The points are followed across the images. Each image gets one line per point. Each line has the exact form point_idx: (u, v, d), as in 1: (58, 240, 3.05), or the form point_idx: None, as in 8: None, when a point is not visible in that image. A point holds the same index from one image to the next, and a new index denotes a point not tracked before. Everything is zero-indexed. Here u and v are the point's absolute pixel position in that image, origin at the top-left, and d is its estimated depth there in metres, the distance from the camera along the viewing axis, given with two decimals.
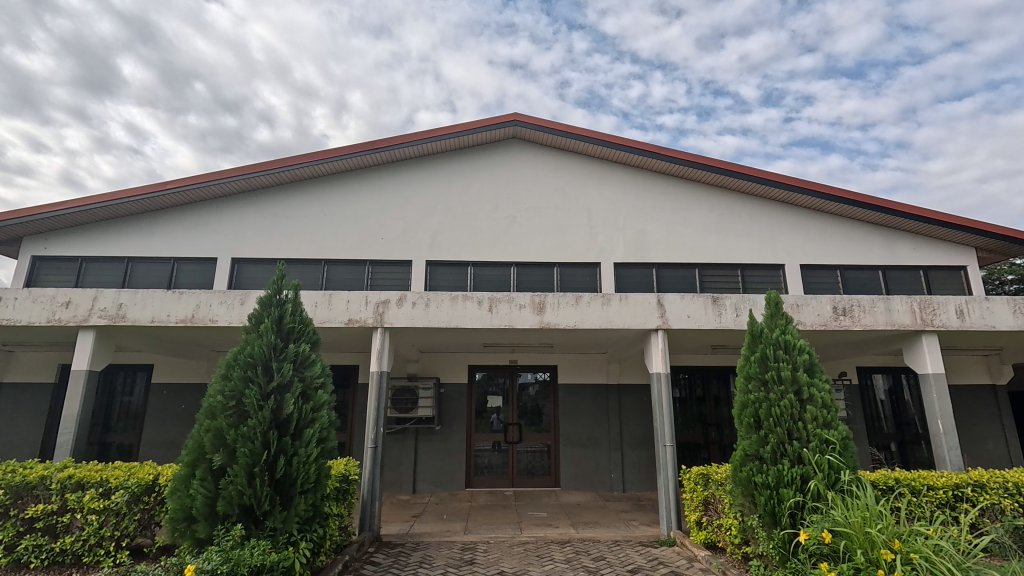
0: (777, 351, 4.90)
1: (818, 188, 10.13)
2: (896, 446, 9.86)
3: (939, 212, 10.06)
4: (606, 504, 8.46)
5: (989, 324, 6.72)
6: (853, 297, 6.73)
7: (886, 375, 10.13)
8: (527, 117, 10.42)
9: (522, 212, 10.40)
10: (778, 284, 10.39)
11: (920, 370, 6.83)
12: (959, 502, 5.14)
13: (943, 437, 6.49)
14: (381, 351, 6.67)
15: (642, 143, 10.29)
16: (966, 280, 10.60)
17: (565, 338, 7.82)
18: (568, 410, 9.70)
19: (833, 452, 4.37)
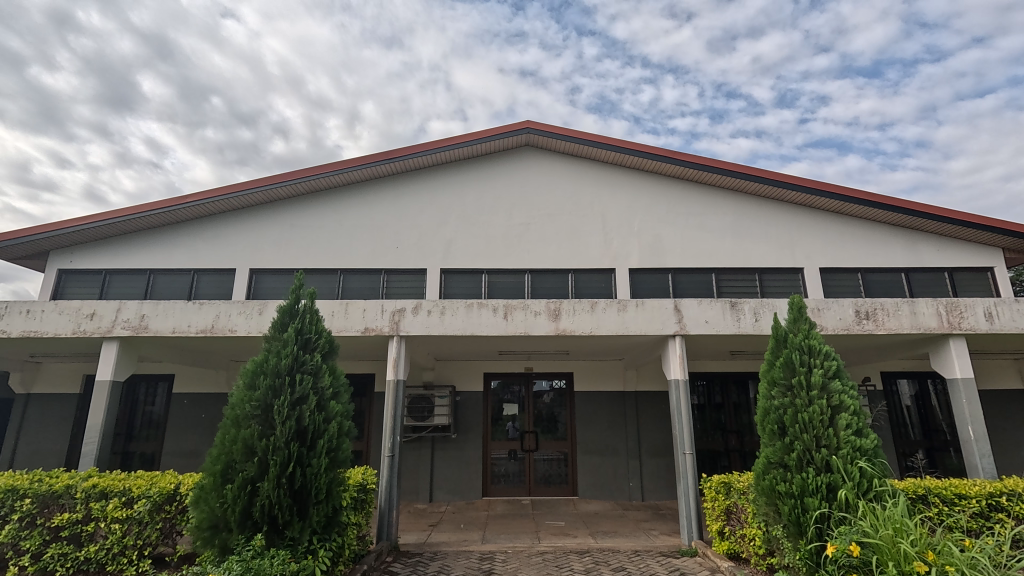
0: (799, 356, 4.79)
1: (838, 190, 9.98)
2: (924, 453, 9.58)
3: (962, 212, 9.83)
4: (625, 513, 8.35)
5: (1020, 326, 6.51)
6: (877, 300, 6.58)
7: (912, 381, 9.87)
8: (540, 124, 10.45)
9: (536, 219, 10.40)
10: (797, 287, 10.21)
11: (949, 374, 6.63)
12: (994, 512, 4.97)
13: (974, 445, 6.28)
14: (397, 359, 6.68)
15: (655, 148, 10.25)
16: (994, 282, 10.31)
17: (582, 344, 7.77)
18: (586, 417, 9.62)
19: (863, 460, 4.24)
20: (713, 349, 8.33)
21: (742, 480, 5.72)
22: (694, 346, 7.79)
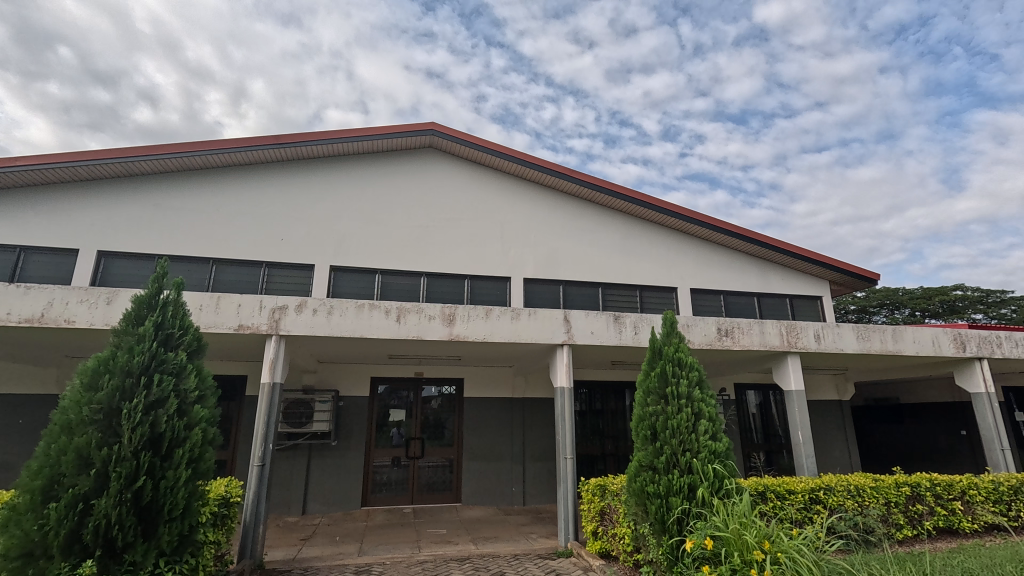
0: (671, 367, 5.26)
1: (709, 220, 11.19)
2: (764, 454, 11.01)
3: (802, 248, 11.56)
4: (507, 518, 8.50)
5: (839, 347, 7.76)
6: (734, 319, 7.45)
7: (757, 391, 11.32)
8: (444, 127, 10.39)
9: (436, 222, 10.29)
10: (671, 305, 11.22)
11: (785, 386, 7.71)
12: (814, 504, 5.86)
13: (802, 447, 7.35)
14: (275, 360, 6.18)
15: (554, 165, 10.69)
16: (822, 309, 12.23)
17: (474, 351, 7.79)
18: (473, 424, 9.66)
19: (717, 462, 4.76)
20: (596, 359, 8.82)
21: (616, 482, 6.11)
22: (579, 355, 8.21)
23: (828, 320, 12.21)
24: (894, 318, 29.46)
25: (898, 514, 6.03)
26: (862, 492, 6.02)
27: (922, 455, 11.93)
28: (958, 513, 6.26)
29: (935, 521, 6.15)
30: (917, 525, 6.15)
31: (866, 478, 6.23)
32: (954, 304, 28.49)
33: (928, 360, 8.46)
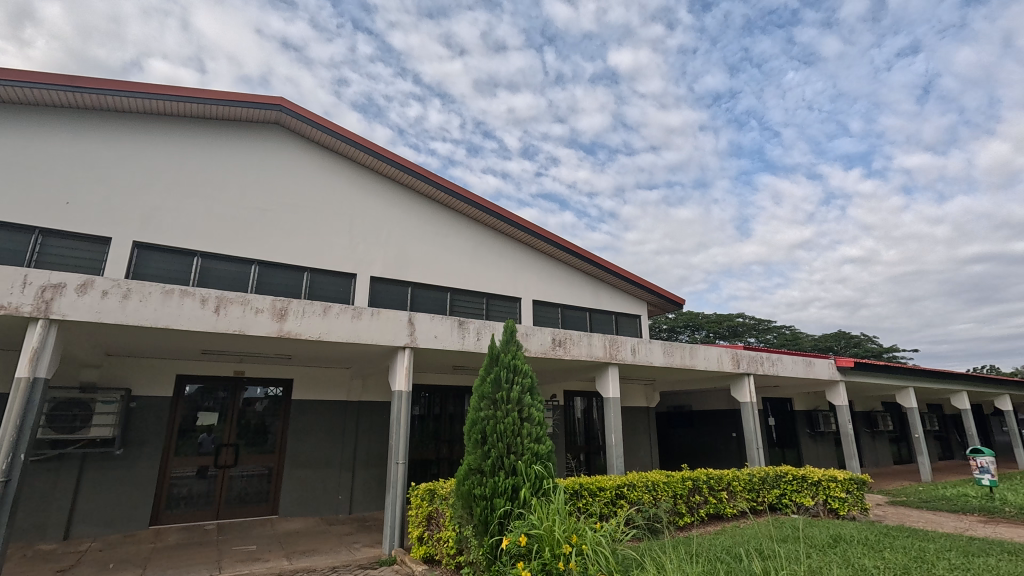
0: (505, 374, 5.55)
1: (553, 238, 12.47)
2: (584, 455, 12.43)
3: (626, 271, 13.50)
4: (328, 529, 8.37)
5: (648, 359, 9.07)
6: (567, 331, 8.27)
7: (583, 398, 12.81)
8: (300, 109, 10.03)
9: (280, 207, 9.84)
10: (514, 314, 12.16)
11: (605, 393, 8.81)
12: (619, 498, 6.78)
13: (614, 446, 8.44)
14: (40, 350, 5.27)
15: (415, 166, 10.96)
16: (641, 327, 14.47)
17: (314, 350, 7.60)
18: (306, 430, 9.37)
19: (539, 463, 5.19)
20: (440, 363, 9.16)
21: (444, 486, 6.59)
22: (422, 358, 8.31)
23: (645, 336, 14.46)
24: (694, 338, 35.18)
25: (680, 504, 7.17)
26: (656, 487, 7.09)
27: (703, 453, 14.69)
28: (724, 501, 7.65)
29: (707, 508, 7.47)
30: (694, 512, 7.38)
31: (659, 475, 7.34)
32: (736, 328, 35.25)
33: (713, 374, 10.35)
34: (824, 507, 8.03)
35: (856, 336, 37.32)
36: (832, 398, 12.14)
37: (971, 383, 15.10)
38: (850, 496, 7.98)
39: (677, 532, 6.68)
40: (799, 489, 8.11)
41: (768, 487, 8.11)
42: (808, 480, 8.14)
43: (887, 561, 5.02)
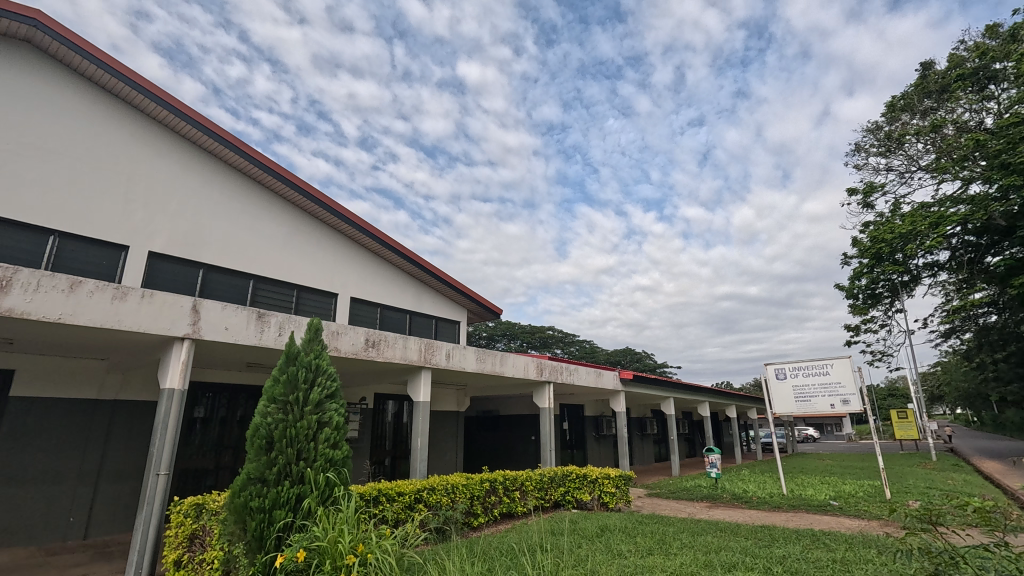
0: (304, 374, 5.10)
1: (378, 234, 12.08)
2: (389, 461, 12.02)
3: (450, 277, 13.77)
4: (46, 561, 6.60)
5: (461, 365, 9.26)
6: (382, 332, 7.98)
7: (395, 402, 12.46)
8: (64, 29, 7.95)
9: (18, 146, 7.58)
10: (328, 312, 11.35)
11: (416, 397, 8.66)
12: (416, 503, 6.74)
13: (418, 451, 8.33)
14: None
15: (223, 131, 9.56)
16: (458, 332, 14.88)
17: (49, 334, 6.01)
18: (14, 435, 7.17)
19: (331, 470, 4.89)
20: (230, 358, 8.09)
21: (216, 500, 5.76)
22: (207, 351, 7.20)
23: (461, 342, 14.94)
24: (510, 346, 37.43)
25: (476, 505, 7.43)
26: (455, 489, 7.25)
27: (504, 455, 15.59)
28: (515, 500, 8.16)
29: (500, 508, 7.88)
30: (488, 512, 7.72)
31: (460, 478, 7.52)
32: (545, 339, 38.63)
33: (520, 381, 11.05)
34: (597, 501, 9.13)
35: (638, 353, 43.95)
36: (615, 405, 13.92)
37: (711, 396, 18.86)
38: (617, 490, 9.24)
39: (470, 533, 6.91)
40: (580, 486, 9.09)
41: (555, 485, 8.92)
42: (587, 478, 9.17)
43: (638, 545, 5.96)
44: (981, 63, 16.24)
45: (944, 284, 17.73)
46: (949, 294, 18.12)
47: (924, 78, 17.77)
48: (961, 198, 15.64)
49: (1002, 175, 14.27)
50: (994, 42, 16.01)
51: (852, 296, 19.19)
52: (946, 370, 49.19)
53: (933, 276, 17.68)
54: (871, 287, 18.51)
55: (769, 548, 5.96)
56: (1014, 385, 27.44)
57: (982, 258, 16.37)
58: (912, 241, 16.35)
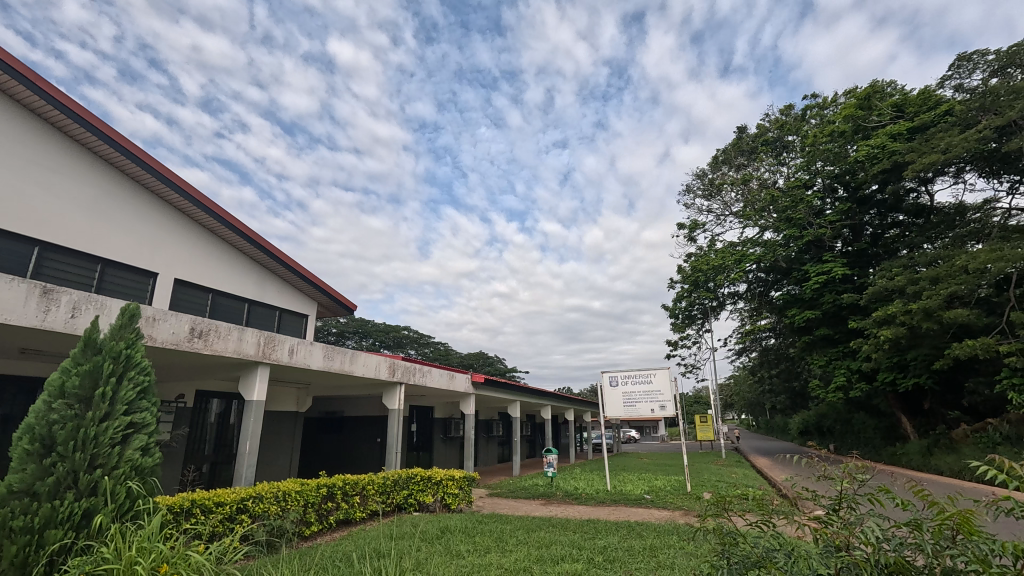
0: (109, 365, 4.27)
1: (218, 210, 10.71)
2: (208, 467, 10.56)
3: (301, 266, 12.78)
4: None
5: (306, 363, 8.57)
6: (213, 321, 7.04)
7: (221, 400, 11.04)
8: None
9: None
10: (143, 294, 9.59)
11: (248, 396, 7.76)
12: (239, 514, 6.04)
13: (246, 457, 7.46)
14: None
15: (12, 58, 7.62)
16: (304, 327, 13.81)
17: None
18: None
19: (135, 481, 4.14)
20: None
21: None
22: None
23: (307, 337, 13.91)
24: (361, 344, 35.74)
25: (310, 513, 6.91)
26: (287, 497, 6.67)
27: (346, 459, 14.79)
28: (354, 506, 7.77)
29: (337, 515, 7.43)
30: (323, 520, 7.23)
31: (294, 484, 6.93)
32: (399, 339, 37.74)
33: (369, 381, 10.59)
34: (439, 503, 9.13)
35: (490, 357, 45.24)
36: (464, 407, 14.11)
37: (553, 400, 20.15)
38: (460, 491, 9.36)
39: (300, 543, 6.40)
40: (423, 488, 8.99)
41: (398, 488, 8.71)
42: (432, 480, 9.13)
43: (475, 545, 6.08)
44: (779, 134, 20.02)
45: (740, 310, 21.35)
46: (743, 319, 21.87)
47: (740, 138, 21.34)
48: (757, 241, 19.04)
49: (786, 226, 17.74)
50: (788, 119, 19.87)
51: (674, 315, 22.11)
52: (736, 381, 59.29)
53: (733, 303, 21.19)
54: (689, 309, 21.52)
55: (593, 539, 6.52)
56: (781, 395, 34.14)
57: (767, 292, 20.08)
58: (722, 273, 19.44)
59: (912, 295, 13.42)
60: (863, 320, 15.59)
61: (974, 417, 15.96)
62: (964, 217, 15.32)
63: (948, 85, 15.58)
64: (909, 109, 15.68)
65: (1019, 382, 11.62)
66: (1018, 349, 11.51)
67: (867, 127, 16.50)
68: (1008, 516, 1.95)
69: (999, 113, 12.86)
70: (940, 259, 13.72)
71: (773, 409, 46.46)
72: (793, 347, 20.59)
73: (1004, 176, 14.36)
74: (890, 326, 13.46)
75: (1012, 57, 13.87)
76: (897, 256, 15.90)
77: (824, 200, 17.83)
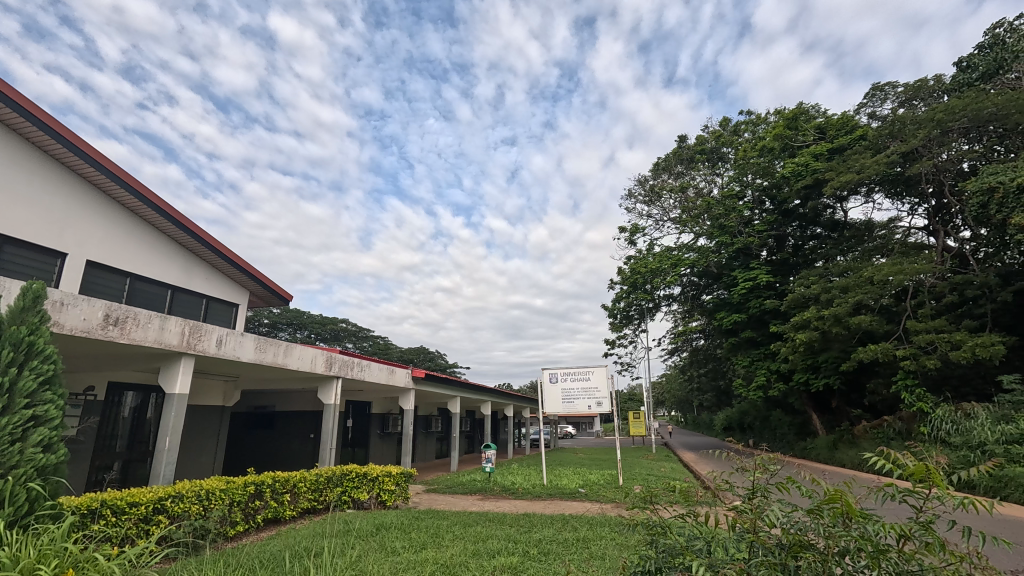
0: (9, 353, 3.89)
1: (140, 189, 9.95)
2: (120, 465, 9.78)
3: (232, 252, 12.11)
4: None
5: (236, 355, 8.14)
6: (131, 309, 6.52)
7: (137, 393, 10.26)
8: None
9: None
10: (49, 275, 8.72)
11: (170, 389, 7.26)
12: (155, 515, 5.65)
13: (165, 454, 6.97)
14: None
15: None
16: (234, 317, 13.11)
17: None
18: None
19: (38, 480, 3.80)
20: None
21: None
22: None
23: (236, 328, 13.19)
24: (295, 336, 34.29)
25: (236, 512, 6.58)
26: (212, 496, 6.32)
27: (275, 456, 14.16)
28: (284, 504, 7.46)
29: (265, 514, 7.12)
30: (249, 520, 6.90)
31: (218, 482, 6.57)
32: (336, 332, 36.55)
33: (304, 375, 10.21)
34: (375, 500, 8.96)
35: (431, 352, 44.84)
36: (403, 402, 13.89)
37: (493, 396, 20.27)
38: (397, 487, 9.21)
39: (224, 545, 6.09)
40: (358, 485, 8.79)
41: (331, 486, 8.46)
42: (368, 476, 8.93)
43: (411, 541, 6.02)
44: (715, 146, 21.09)
45: (674, 312, 22.35)
46: (676, 321, 22.91)
47: (680, 147, 22.25)
48: (692, 247, 20.01)
49: (719, 234, 18.79)
50: (724, 132, 20.95)
51: (613, 315, 22.84)
52: (668, 380, 62.17)
53: (668, 305, 22.15)
54: (627, 309, 22.26)
55: (529, 534, 6.64)
56: (708, 394, 36.16)
57: (699, 295, 21.14)
58: (658, 276, 20.29)
59: (825, 303, 14.62)
60: (783, 324, 16.78)
61: (873, 415, 17.63)
62: (872, 233, 16.88)
63: (863, 112, 17.03)
64: (829, 132, 17.01)
65: (911, 383, 12.97)
66: (912, 354, 12.83)
67: (794, 146, 17.74)
68: (891, 499, 2.19)
69: (905, 140, 14.21)
70: (850, 270, 15.02)
71: (700, 407, 49.09)
72: (721, 348, 21.84)
73: (907, 198, 15.91)
74: (805, 330, 14.61)
75: (917, 91, 15.40)
76: (814, 267, 17.21)
77: (753, 211, 19.00)
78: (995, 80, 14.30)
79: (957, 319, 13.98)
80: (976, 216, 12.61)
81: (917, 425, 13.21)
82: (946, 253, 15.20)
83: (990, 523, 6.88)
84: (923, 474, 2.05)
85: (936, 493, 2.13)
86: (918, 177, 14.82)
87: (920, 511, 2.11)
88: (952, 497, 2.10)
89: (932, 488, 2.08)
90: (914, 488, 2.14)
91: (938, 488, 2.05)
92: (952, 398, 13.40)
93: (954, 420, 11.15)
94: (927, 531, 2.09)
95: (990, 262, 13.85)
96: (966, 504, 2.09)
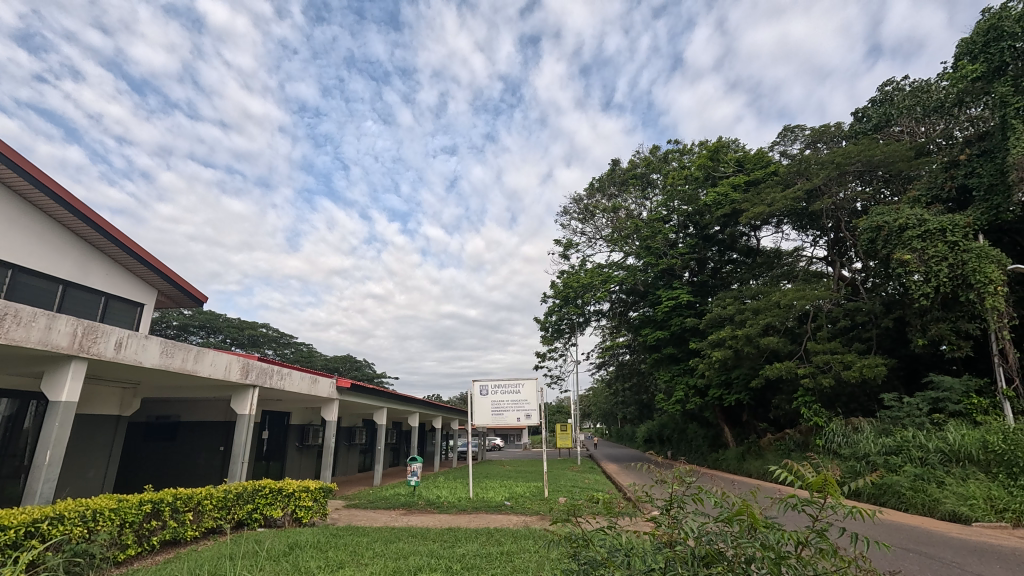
0: None
1: (33, 171, 8.91)
2: None
3: (139, 247, 11.11)
4: None
5: (137, 359, 7.41)
6: (11, 305, 5.76)
7: (13, 401, 9.08)
8: None
9: None
10: None
11: (54, 397, 6.47)
12: (28, 539, 4.99)
13: (44, 470, 6.17)
14: None
15: None
16: (137, 317, 12.00)
17: None
18: None
19: None
20: None
21: None
22: None
23: (139, 329, 12.07)
24: (207, 340, 31.87)
25: (127, 534, 5.94)
26: (99, 516, 5.68)
27: (177, 471, 13.01)
28: (186, 523, 6.86)
29: (162, 535, 6.49)
30: (143, 542, 6.26)
31: (108, 501, 5.92)
32: (254, 337, 34.46)
33: (215, 383, 9.48)
34: (289, 517, 8.46)
35: (358, 362, 43.37)
36: (326, 413, 13.24)
37: (421, 407, 19.83)
38: (314, 503, 8.76)
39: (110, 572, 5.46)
40: (271, 502, 8.25)
41: (241, 502, 7.85)
42: (282, 492, 8.41)
43: (327, 560, 5.72)
44: (646, 170, 22.14)
45: (603, 327, 23.06)
46: (605, 336, 23.64)
47: (613, 170, 23.14)
48: (621, 265, 20.87)
49: (646, 254, 19.74)
50: (654, 158, 22.05)
51: (544, 328, 23.20)
52: (595, 392, 64.13)
53: (597, 320, 22.82)
54: (558, 323, 22.70)
55: (451, 548, 6.53)
56: (631, 407, 37.64)
57: (626, 312, 22.00)
58: (589, 291, 20.91)
59: (739, 323, 15.69)
60: (700, 341, 17.80)
61: (777, 428, 19.07)
62: (780, 260, 18.38)
63: (776, 149, 18.61)
64: (747, 165, 18.39)
65: (809, 400, 14.17)
66: (811, 372, 14.04)
67: (715, 176, 19.04)
68: (792, 509, 2.37)
69: (810, 178, 15.66)
70: (762, 293, 16.22)
71: (623, 419, 50.98)
72: (644, 363, 22.79)
73: (810, 230, 17.52)
74: (721, 348, 15.60)
75: (820, 135, 17.12)
76: (730, 289, 18.48)
77: (678, 234, 20.10)
78: (884, 131, 16.17)
79: (848, 341, 15.53)
80: (866, 250, 13.95)
81: (814, 437, 14.43)
82: (841, 281, 16.87)
83: (873, 528, 7.68)
84: (820, 485, 2.24)
85: (830, 502, 2.33)
86: (820, 212, 16.36)
87: (816, 520, 2.31)
88: (842, 504, 2.31)
89: (827, 498, 2.27)
90: (811, 498, 2.32)
91: (831, 497, 2.24)
92: (843, 413, 14.82)
93: (844, 433, 12.31)
94: (821, 538, 2.27)
95: (877, 291, 15.54)
96: (854, 513, 2.30)
